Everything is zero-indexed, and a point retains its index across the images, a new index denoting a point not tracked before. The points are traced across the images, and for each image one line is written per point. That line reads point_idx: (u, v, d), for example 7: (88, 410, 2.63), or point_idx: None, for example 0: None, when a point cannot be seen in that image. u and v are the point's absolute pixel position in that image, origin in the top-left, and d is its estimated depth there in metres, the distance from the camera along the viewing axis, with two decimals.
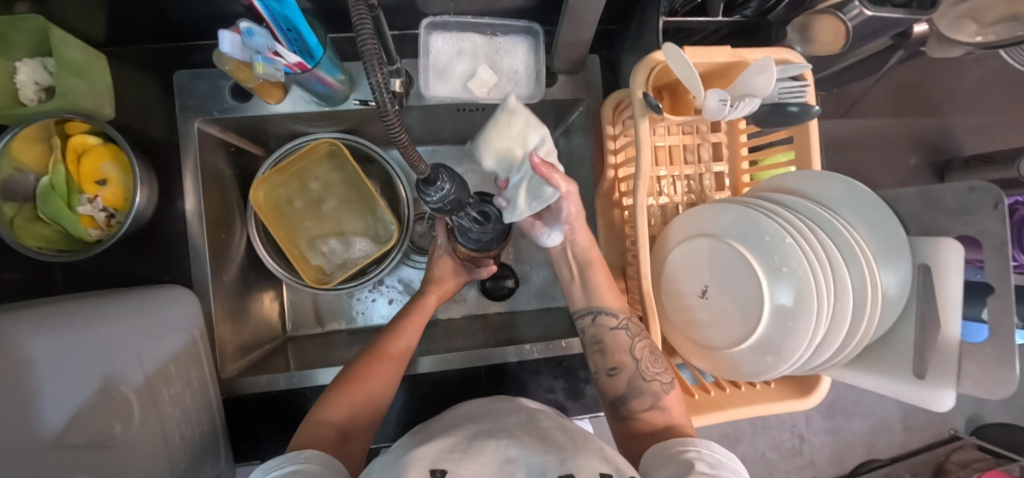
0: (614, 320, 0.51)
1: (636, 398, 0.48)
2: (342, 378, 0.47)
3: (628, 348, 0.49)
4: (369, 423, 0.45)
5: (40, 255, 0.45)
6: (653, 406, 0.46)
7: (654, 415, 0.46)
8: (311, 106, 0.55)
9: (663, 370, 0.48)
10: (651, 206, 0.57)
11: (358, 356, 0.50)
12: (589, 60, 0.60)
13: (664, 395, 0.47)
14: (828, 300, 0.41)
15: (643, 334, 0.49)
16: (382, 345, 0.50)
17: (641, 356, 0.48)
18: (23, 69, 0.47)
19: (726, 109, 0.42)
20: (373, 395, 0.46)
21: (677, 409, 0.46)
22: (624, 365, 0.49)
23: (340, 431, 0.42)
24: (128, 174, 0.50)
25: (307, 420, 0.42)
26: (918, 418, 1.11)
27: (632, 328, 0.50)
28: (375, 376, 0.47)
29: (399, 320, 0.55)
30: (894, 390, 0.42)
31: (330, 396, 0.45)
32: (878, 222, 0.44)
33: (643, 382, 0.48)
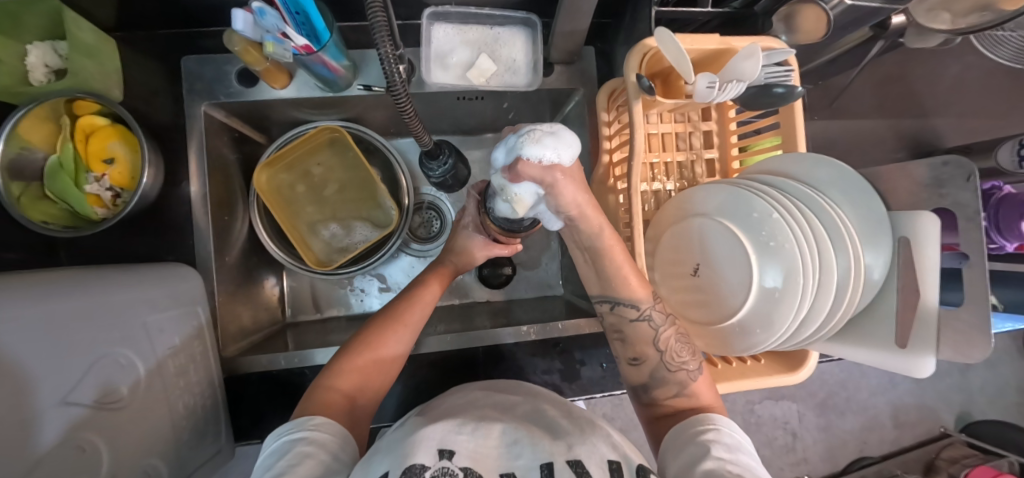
0: (636, 312, 0.48)
1: (661, 387, 0.48)
2: (353, 345, 0.48)
3: (652, 339, 0.49)
4: (375, 392, 0.47)
5: (47, 230, 0.46)
6: (681, 394, 0.47)
7: (678, 401, 0.47)
8: (316, 91, 0.57)
9: (689, 359, 0.48)
10: (645, 192, 0.59)
11: (367, 324, 0.50)
12: (583, 52, 0.63)
13: (691, 382, 0.47)
14: (814, 274, 0.43)
15: (668, 321, 0.49)
16: (391, 316, 0.50)
17: (665, 347, 0.48)
18: (34, 52, 0.49)
19: (714, 92, 0.44)
20: (380, 365, 0.47)
21: (707, 395, 0.47)
22: (647, 356, 0.49)
23: (349, 398, 0.44)
24: (136, 154, 0.52)
25: (317, 386, 0.44)
26: (909, 414, 1.12)
27: (656, 317, 0.49)
28: (383, 345, 0.48)
29: (415, 288, 0.55)
30: (879, 359, 0.44)
31: (336, 367, 0.46)
32: (859, 201, 0.46)
33: (668, 373, 0.48)
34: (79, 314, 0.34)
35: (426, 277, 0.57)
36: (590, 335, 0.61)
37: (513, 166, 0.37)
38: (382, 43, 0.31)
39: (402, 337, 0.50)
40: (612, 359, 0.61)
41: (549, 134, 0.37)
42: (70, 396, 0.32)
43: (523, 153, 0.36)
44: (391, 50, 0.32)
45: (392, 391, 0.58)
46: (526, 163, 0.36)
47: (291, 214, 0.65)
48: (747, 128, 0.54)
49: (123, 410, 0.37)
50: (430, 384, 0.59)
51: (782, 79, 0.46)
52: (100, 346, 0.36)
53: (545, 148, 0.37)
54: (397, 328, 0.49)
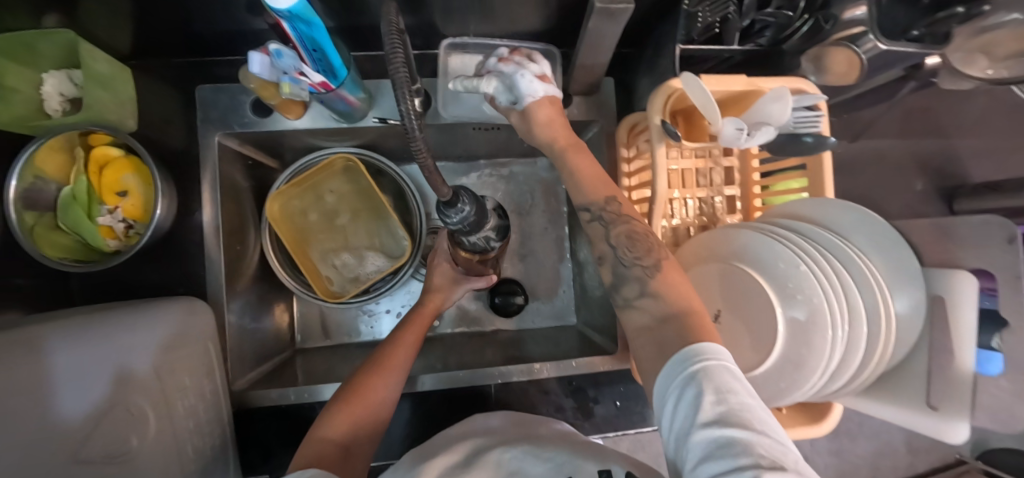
0: (588, 214, 0.45)
1: (625, 287, 0.41)
2: (341, 393, 0.46)
3: (606, 236, 0.44)
4: (370, 439, 0.44)
5: (60, 266, 0.46)
6: (645, 293, 0.40)
7: (643, 304, 0.39)
8: (331, 122, 0.56)
9: (645, 255, 0.41)
10: (664, 228, 0.57)
11: (358, 370, 0.49)
12: (604, 83, 0.61)
13: (651, 280, 0.40)
14: (843, 327, 0.41)
15: (621, 218, 0.44)
16: (381, 359, 0.49)
17: (618, 242, 0.43)
18: (49, 81, 0.49)
19: (742, 136, 0.43)
20: (372, 409, 0.45)
21: (674, 293, 0.39)
22: (604, 253, 0.44)
23: (342, 446, 0.41)
24: (148, 186, 0.51)
25: (308, 438, 0.41)
26: (924, 441, 1.09)
27: (608, 216, 0.44)
28: (373, 388, 0.46)
29: (399, 330, 0.55)
30: (908, 419, 0.42)
31: (331, 414, 0.44)
32: (893, 255, 0.44)
33: (625, 269, 0.42)
34: None
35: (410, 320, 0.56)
36: (604, 373, 0.60)
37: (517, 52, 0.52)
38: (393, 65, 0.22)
39: (394, 378, 0.48)
40: (626, 397, 0.60)
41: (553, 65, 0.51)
42: None
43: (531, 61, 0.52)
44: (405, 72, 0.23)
45: (400, 422, 0.58)
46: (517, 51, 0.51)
47: (302, 241, 0.64)
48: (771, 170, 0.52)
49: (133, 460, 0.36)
50: (437, 417, 0.59)
51: (812, 124, 0.45)
52: (107, 396, 0.35)
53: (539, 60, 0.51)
54: (384, 371, 0.48)
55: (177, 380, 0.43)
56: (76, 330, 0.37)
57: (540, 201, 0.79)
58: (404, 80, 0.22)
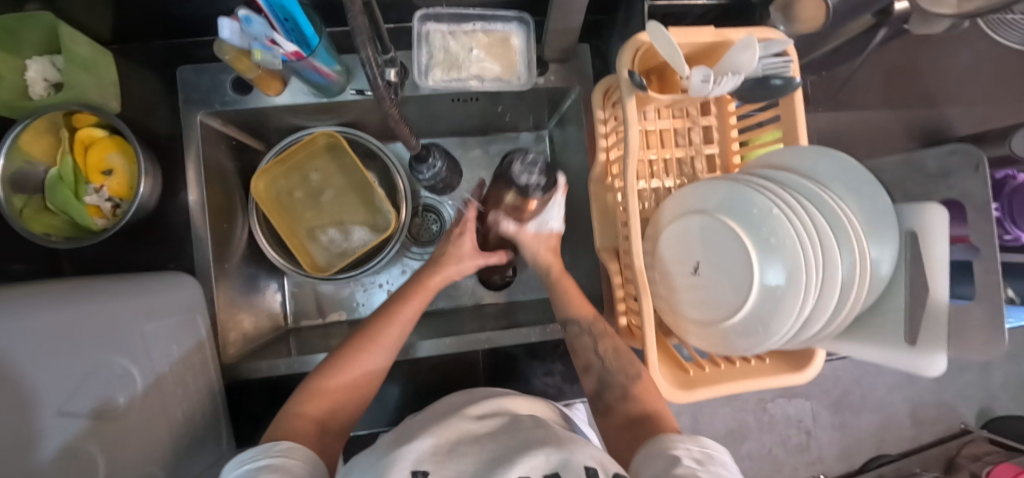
0: (578, 327, 0.55)
1: (611, 389, 0.50)
2: (329, 363, 0.47)
3: (593, 348, 0.53)
4: (347, 415, 0.45)
5: (49, 242, 0.47)
6: (627, 396, 0.49)
7: (628, 405, 0.48)
8: (311, 97, 0.57)
9: (628, 364, 0.51)
10: (643, 190, 0.58)
11: (346, 341, 0.49)
12: (579, 49, 0.62)
13: (633, 386, 0.49)
14: (816, 271, 0.42)
15: (607, 335, 0.54)
16: (371, 333, 0.49)
17: (604, 354, 0.52)
18: (33, 66, 0.49)
19: (709, 86, 0.43)
20: (354, 384, 0.46)
21: (645, 396, 0.48)
22: (592, 364, 0.53)
23: (319, 424, 0.42)
24: (132, 164, 0.52)
25: (286, 411, 0.42)
26: (927, 411, 1.08)
27: (595, 331, 0.54)
28: (357, 365, 0.47)
29: (396, 302, 0.53)
30: (885, 356, 0.42)
31: (309, 392, 0.44)
32: (865, 193, 0.44)
33: (610, 376, 0.51)
34: (76, 323, 0.35)
35: (413, 287, 0.55)
36: None
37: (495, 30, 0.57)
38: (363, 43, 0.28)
39: (383, 352, 0.49)
40: None
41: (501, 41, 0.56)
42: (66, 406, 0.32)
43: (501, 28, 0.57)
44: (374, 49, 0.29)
45: (390, 389, 0.59)
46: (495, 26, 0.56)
47: (288, 219, 0.65)
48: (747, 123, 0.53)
49: (122, 419, 0.37)
50: (426, 384, 0.60)
51: (780, 71, 0.45)
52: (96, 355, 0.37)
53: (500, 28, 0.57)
54: (373, 347, 0.48)
55: (163, 344, 0.44)
56: (69, 289, 0.39)
57: None
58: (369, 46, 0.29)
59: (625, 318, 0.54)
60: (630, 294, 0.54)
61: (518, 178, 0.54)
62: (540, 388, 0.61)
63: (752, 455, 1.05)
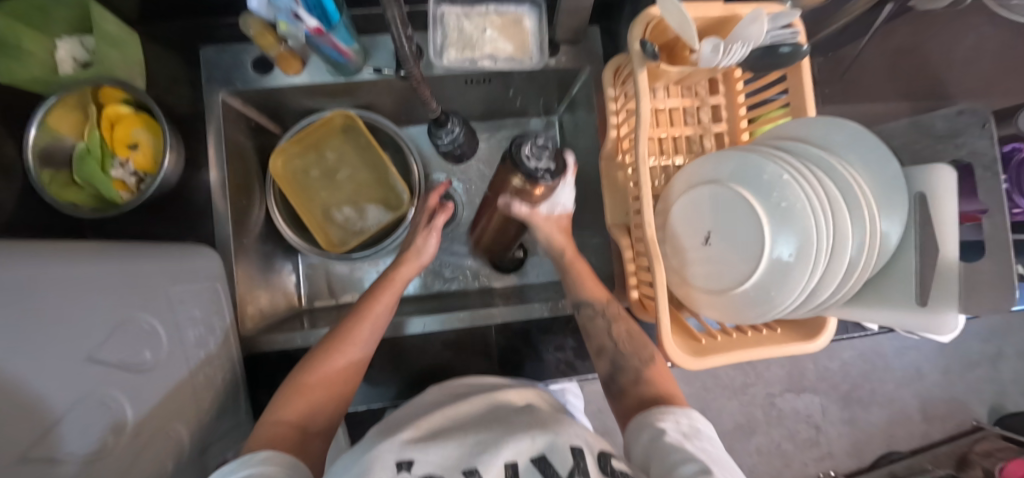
0: (592, 309, 0.56)
1: (623, 374, 0.52)
2: (303, 366, 0.47)
3: (607, 332, 0.55)
4: (328, 417, 0.46)
5: (78, 213, 0.49)
6: (640, 380, 0.50)
7: (639, 387, 0.49)
8: (328, 76, 0.59)
9: (641, 348, 0.53)
10: (655, 167, 0.60)
11: (320, 343, 0.50)
12: (589, 32, 0.64)
13: (646, 369, 0.51)
14: (828, 236, 0.43)
15: (619, 319, 0.56)
16: (343, 335, 0.49)
17: (618, 337, 0.54)
18: (63, 46, 0.52)
19: (718, 56, 0.44)
20: (331, 384, 0.47)
21: (659, 380, 0.50)
22: (606, 347, 0.54)
23: (298, 427, 0.43)
24: (157, 139, 0.54)
25: (264, 419, 0.43)
26: (938, 408, 1.07)
27: (609, 313, 0.56)
28: (330, 366, 0.47)
29: (367, 298, 0.53)
30: (898, 318, 0.43)
31: (285, 397, 0.45)
32: (875, 162, 0.45)
33: (623, 361, 0.52)
34: (107, 277, 0.36)
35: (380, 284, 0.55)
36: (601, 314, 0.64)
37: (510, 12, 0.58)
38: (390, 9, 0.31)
39: (357, 352, 0.49)
40: None
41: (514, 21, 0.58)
42: (97, 353, 0.33)
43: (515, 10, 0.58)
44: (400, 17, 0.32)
45: (402, 363, 0.60)
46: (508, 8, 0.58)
47: (304, 200, 0.66)
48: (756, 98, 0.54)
49: (146, 375, 0.38)
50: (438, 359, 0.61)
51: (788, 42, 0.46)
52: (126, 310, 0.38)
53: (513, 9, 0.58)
54: (346, 347, 0.49)
55: (186, 308, 0.45)
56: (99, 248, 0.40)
57: None
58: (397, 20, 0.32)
59: (637, 292, 0.56)
60: (641, 267, 0.55)
61: (525, 164, 0.48)
62: (551, 364, 0.62)
63: (761, 451, 1.06)
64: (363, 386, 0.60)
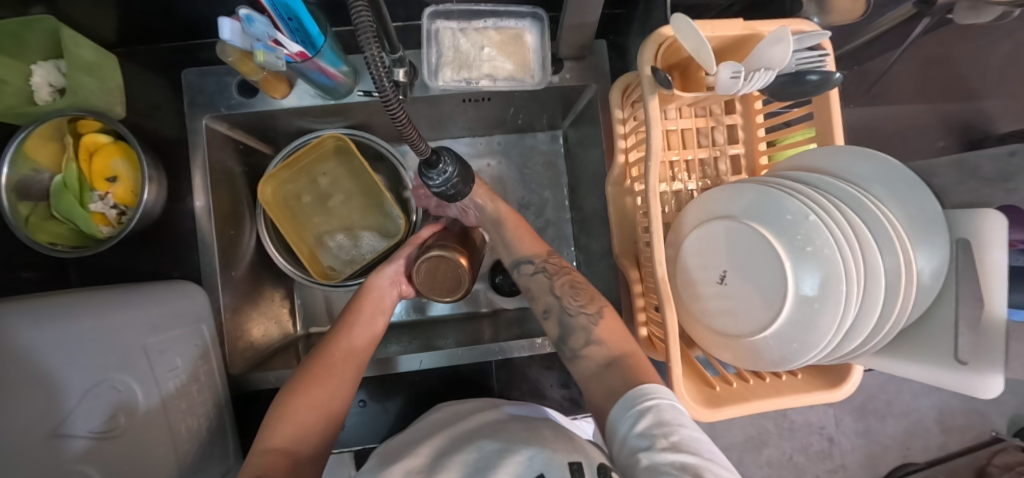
0: (532, 266, 0.53)
1: (572, 336, 0.48)
2: (287, 388, 0.45)
3: (548, 287, 0.51)
4: (322, 437, 0.43)
5: (54, 251, 0.45)
6: (590, 340, 0.46)
7: (593, 350, 0.46)
8: (316, 100, 0.55)
9: (586, 302, 0.48)
10: (665, 193, 0.55)
11: (303, 363, 0.47)
12: (596, 46, 0.60)
13: (595, 327, 0.47)
14: (858, 282, 0.39)
15: (561, 270, 0.52)
16: (326, 351, 0.47)
17: (561, 291, 0.50)
18: (37, 71, 0.48)
19: (739, 83, 0.39)
20: (320, 401, 0.44)
21: (614, 338, 0.46)
22: (550, 306, 0.50)
23: (288, 454, 0.40)
24: (138, 172, 0.51)
25: (252, 452, 0.40)
26: (957, 419, 1.01)
27: (550, 268, 0.52)
28: (315, 385, 0.44)
29: (348, 314, 0.52)
30: (935, 376, 0.38)
31: (271, 425, 0.42)
32: (913, 199, 0.41)
33: (570, 318, 0.48)
34: None
35: (358, 295, 0.54)
36: None
37: (513, 28, 0.54)
38: (369, 47, 0.23)
39: (345, 365, 0.47)
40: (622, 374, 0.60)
41: (515, 36, 0.54)
42: None
43: (520, 22, 0.54)
44: (382, 55, 0.23)
45: (395, 396, 0.59)
46: (512, 17, 0.53)
47: (297, 225, 0.64)
48: (778, 121, 0.50)
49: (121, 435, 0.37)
50: (433, 392, 0.59)
51: (815, 66, 0.42)
52: None
53: (514, 21, 0.54)
54: (330, 362, 0.47)
55: None
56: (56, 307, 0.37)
57: (540, 175, 0.80)
58: (376, 54, 0.23)
59: (645, 329, 0.52)
60: (651, 304, 0.51)
61: None
62: (553, 398, 0.60)
63: (771, 463, 1.01)
64: (355, 424, 0.58)
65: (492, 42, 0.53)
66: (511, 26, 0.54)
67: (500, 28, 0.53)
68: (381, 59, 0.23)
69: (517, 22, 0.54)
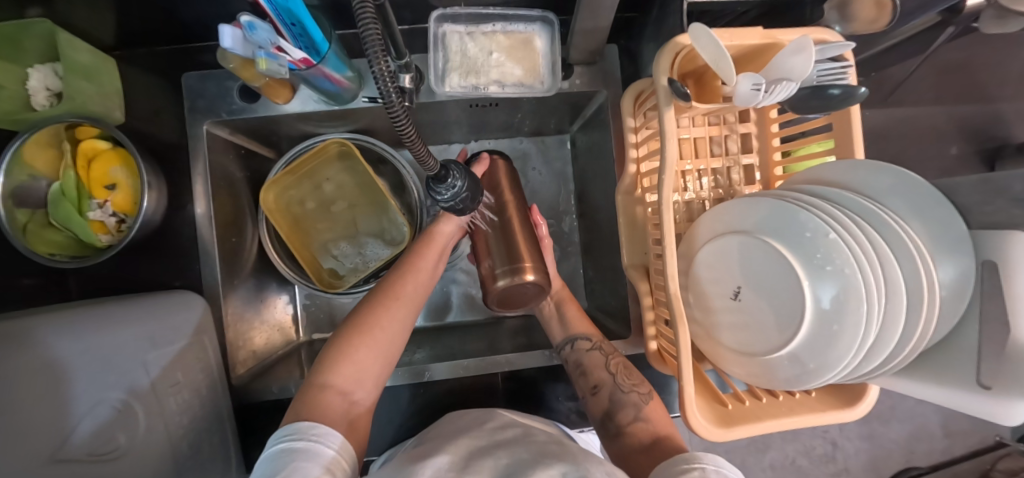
0: (589, 343, 0.56)
1: (621, 411, 0.50)
2: (348, 324, 0.46)
3: (603, 364, 0.54)
4: (376, 381, 0.45)
5: (51, 261, 0.44)
6: (638, 417, 0.49)
7: (638, 427, 0.48)
8: (320, 105, 0.54)
9: (639, 383, 0.52)
10: (676, 203, 0.54)
11: (363, 302, 0.48)
12: (606, 51, 0.59)
13: (644, 405, 0.50)
14: (879, 300, 0.37)
15: (614, 352, 0.56)
16: (391, 290, 0.49)
17: (615, 371, 0.53)
18: (34, 75, 0.46)
19: (760, 95, 0.38)
20: (380, 344, 0.45)
21: (660, 419, 0.49)
22: (602, 381, 0.53)
23: (345, 395, 0.41)
24: (137, 179, 0.50)
25: (311, 384, 0.41)
26: (961, 423, 0.99)
27: (604, 348, 0.56)
28: (376, 330, 0.45)
29: (411, 255, 0.52)
30: (955, 399, 0.37)
31: (331, 361, 0.43)
32: (937, 217, 0.39)
33: (622, 395, 0.51)
34: None
35: (424, 240, 0.54)
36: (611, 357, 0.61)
37: (522, 32, 0.52)
38: (374, 56, 0.21)
39: (405, 309, 0.48)
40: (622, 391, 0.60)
41: (524, 40, 0.52)
42: None
43: (527, 25, 0.52)
44: (389, 63, 0.21)
45: (399, 405, 0.58)
46: (519, 18, 0.52)
47: (300, 233, 0.63)
48: (795, 131, 0.48)
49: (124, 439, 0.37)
50: (437, 400, 0.59)
51: (837, 77, 0.40)
52: None
53: (522, 23, 0.52)
54: (390, 307, 0.47)
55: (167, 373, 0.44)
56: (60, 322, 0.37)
57: (545, 179, 0.79)
58: (379, 53, 0.20)
59: (655, 343, 0.50)
60: (661, 318, 0.49)
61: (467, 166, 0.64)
62: (558, 410, 0.59)
63: (773, 467, 1.00)
64: None
65: (499, 45, 0.52)
66: (519, 28, 0.52)
67: (508, 32, 0.52)
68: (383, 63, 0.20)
69: (525, 24, 0.52)
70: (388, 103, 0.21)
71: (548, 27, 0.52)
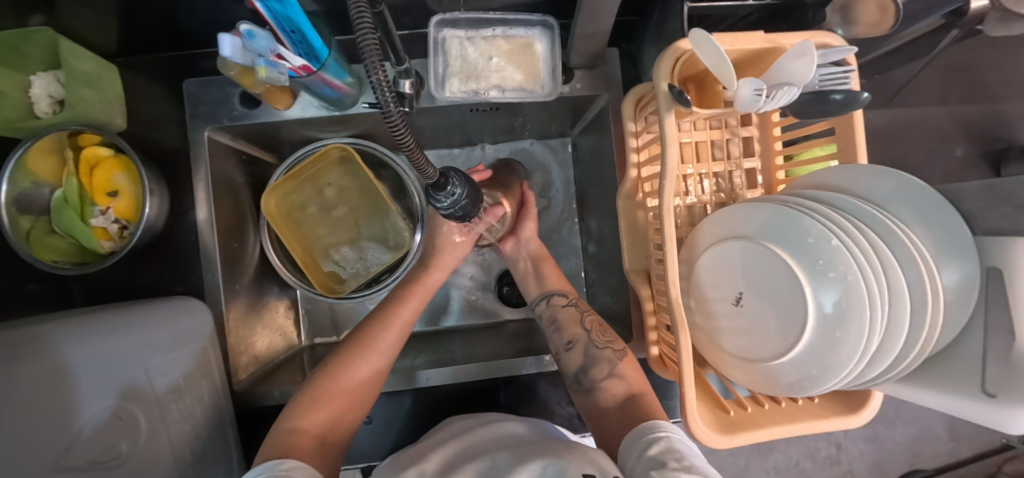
0: (565, 299, 0.59)
1: (595, 367, 0.51)
2: (324, 369, 0.48)
3: (578, 320, 0.56)
4: (347, 425, 0.45)
5: (55, 269, 0.44)
6: (612, 374, 0.50)
7: (613, 384, 0.50)
8: (321, 111, 0.54)
9: (613, 340, 0.53)
10: (678, 207, 0.54)
11: (342, 347, 0.50)
12: (607, 54, 0.58)
13: (618, 362, 0.51)
14: (884, 307, 0.37)
15: (589, 309, 0.58)
16: (370, 337, 0.50)
17: (591, 326, 0.55)
18: (37, 83, 0.47)
19: (762, 101, 0.37)
20: (354, 391, 0.46)
21: (634, 377, 0.50)
22: (577, 337, 0.54)
23: (318, 439, 0.42)
24: (139, 185, 0.50)
25: (281, 428, 0.41)
26: (967, 425, 0.98)
27: (580, 306, 0.59)
28: (350, 374, 0.47)
29: (393, 305, 0.55)
30: (959, 408, 0.37)
31: (303, 407, 0.44)
32: (940, 224, 0.39)
33: (596, 351, 0.52)
34: None
35: (407, 291, 0.57)
36: None
37: (522, 36, 0.52)
38: (372, 63, 0.19)
39: (383, 355, 0.50)
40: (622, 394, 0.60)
41: (524, 44, 0.52)
42: None
43: (527, 28, 0.52)
44: (387, 72, 0.19)
45: (399, 410, 0.58)
46: (519, 23, 0.51)
47: (301, 238, 0.63)
48: (797, 136, 0.48)
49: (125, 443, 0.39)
50: (438, 405, 0.59)
51: (839, 82, 0.40)
52: None
53: (522, 27, 0.52)
54: (368, 356, 0.49)
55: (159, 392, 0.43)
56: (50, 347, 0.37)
57: (546, 181, 0.78)
58: (375, 60, 0.18)
59: (656, 348, 0.50)
60: (663, 323, 0.49)
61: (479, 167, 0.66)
62: (559, 414, 0.59)
63: (776, 469, 0.99)
64: (358, 440, 0.57)
65: (499, 50, 0.51)
66: (518, 33, 0.52)
67: (508, 36, 0.52)
68: (382, 68, 0.19)
69: (526, 28, 0.52)
70: (385, 111, 0.19)
71: (548, 31, 0.52)
